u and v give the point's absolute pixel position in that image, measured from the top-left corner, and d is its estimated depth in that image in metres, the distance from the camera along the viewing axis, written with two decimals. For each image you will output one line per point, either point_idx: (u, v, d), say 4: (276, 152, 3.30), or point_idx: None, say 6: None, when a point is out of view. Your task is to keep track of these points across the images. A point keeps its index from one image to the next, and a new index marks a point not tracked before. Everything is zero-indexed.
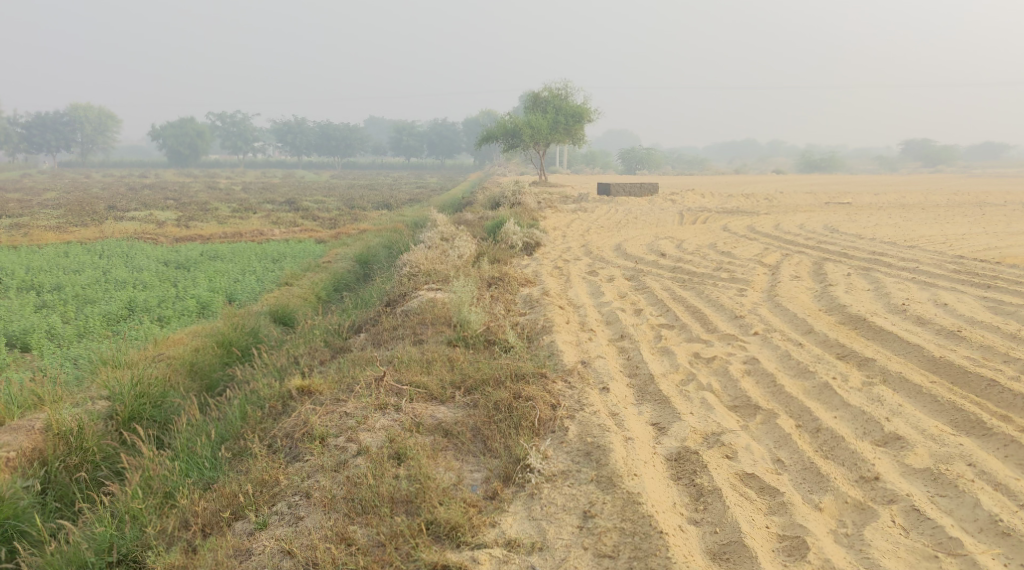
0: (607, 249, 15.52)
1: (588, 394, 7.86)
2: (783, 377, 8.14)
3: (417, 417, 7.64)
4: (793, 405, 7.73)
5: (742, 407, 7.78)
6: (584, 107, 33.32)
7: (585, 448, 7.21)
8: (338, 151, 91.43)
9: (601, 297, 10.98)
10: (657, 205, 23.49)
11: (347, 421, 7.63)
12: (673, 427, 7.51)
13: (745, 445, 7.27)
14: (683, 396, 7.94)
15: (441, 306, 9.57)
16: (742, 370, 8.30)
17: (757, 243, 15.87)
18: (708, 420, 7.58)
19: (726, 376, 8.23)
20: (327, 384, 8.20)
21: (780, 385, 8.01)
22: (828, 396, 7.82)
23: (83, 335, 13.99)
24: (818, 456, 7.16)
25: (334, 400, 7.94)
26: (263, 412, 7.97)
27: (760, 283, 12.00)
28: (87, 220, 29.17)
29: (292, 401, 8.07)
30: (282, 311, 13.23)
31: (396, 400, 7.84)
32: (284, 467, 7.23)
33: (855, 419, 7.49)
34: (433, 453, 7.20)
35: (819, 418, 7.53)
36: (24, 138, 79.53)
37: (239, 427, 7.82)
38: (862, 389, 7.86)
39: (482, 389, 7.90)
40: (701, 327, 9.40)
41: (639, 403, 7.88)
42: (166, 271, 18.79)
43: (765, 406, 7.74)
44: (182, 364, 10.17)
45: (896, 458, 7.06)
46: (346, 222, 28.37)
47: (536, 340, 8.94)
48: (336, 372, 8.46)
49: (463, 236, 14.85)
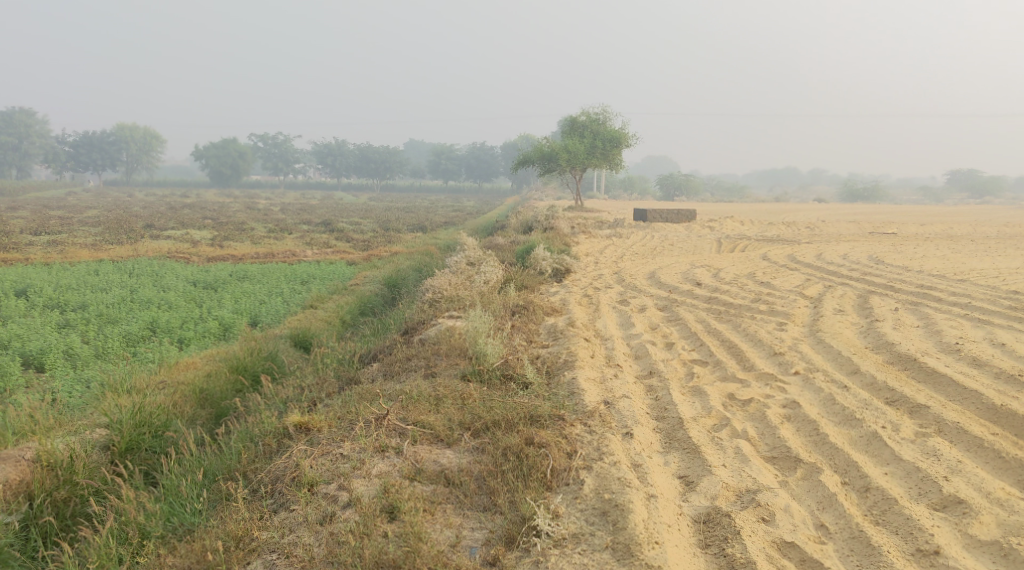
0: (641, 278, 14.93)
1: (608, 439, 7.25)
2: (826, 425, 7.47)
3: (418, 462, 7.11)
4: (839, 458, 7.07)
5: (781, 459, 7.13)
6: (623, 131, 32.78)
7: (602, 507, 6.63)
8: (378, 174, 91.70)
9: (631, 329, 10.37)
10: (694, 232, 22.83)
11: (341, 466, 7.13)
12: (703, 482, 6.89)
13: (784, 506, 6.64)
14: (715, 444, 7.31)
15: (456, 336, 9.02)
16: (780, 416, 7.64)
17: (797, 273, 15.20)
18: (742, 474, 6.95)
19: (763, 422, 7.57)
20: (327, 421, 7.68)
21: (824, 434, 7.35)
22: (878, 448, 7.15)
23: (101, 355, 13.65)
24: (866, 522, 6.51)
25: (331, 440, 7.43)
26: (256, 451, 7.48)
27: (801, 317, 11.34)
28: (123, 238, 29.09)
29: (289, 439, 7.56)
30: (302, 335, 12.78)
31: (397, 442, 7.32)
32: (267, 518, 6.75)
33: (908, 477, 6.82)
34: (431, 508, 6.68)
35: (867, 475, 6.87)
36: (71, 156, 80.77)
37: (230, 466, 7.34)
38: (916, 441, 7.18)
39: (491, 433, 7.33)
40: (736, 364, 8.76)
41: (665, 452, 7.27)
42: (192, 291, 18.48)
43: (806, 459, 7.09)
44: (191, 389, 9.74)
45: (958, 527, 6.41)
46: (379, 244, 28.02)
47: (557, 376, 8.36)
48: (339, 407, 7.95)
49: (491, 261, 14.34)
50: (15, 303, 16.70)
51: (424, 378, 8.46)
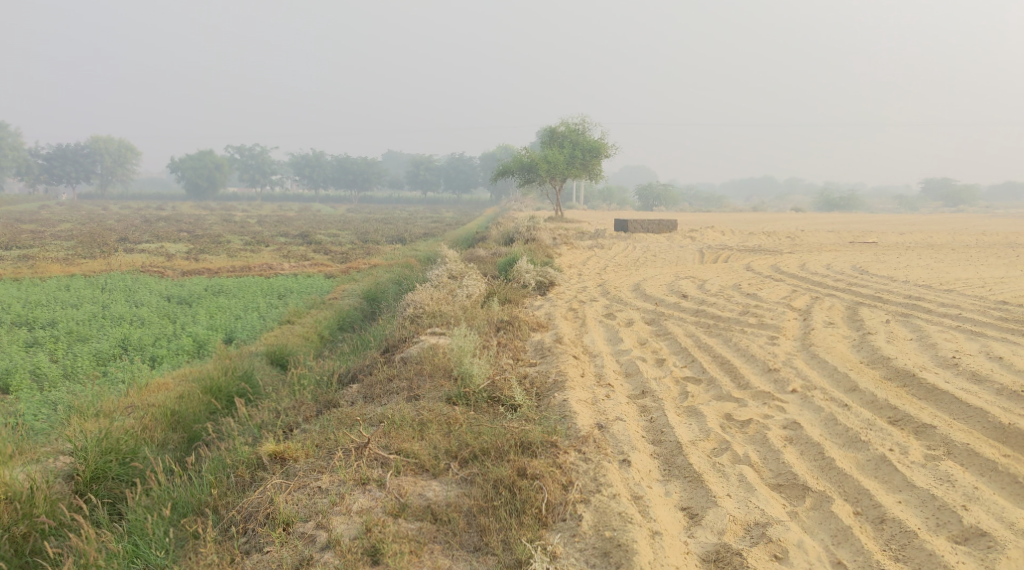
0: (625, 290, 14.63)
1: (605, 467, 6.91)
2: (831, 448, 7.17)
3: (402, 497, 6.74)
4: (849, 486, 6.77)
5: (788, 487, 6.82)
6: (602, 141, 32.54)
7: (603, 546, 6.30)
8: (355, 185, 91.07)
9: (620, 345, 10.04)
10: (676, 243, 22.56)
11: (319, 501, 6.75)
12: (708, 515, 6.57)
13: (797, 542, 6.33)
14: (718, 471, 6.98)
15: (439, 355, 8.64)
16: (783, 438, 7.33)
17: (782, 285, 14.93)
18: (750, 505, 6.63)
19: (765, 445, 7.26)
20: (303, 450, 7.29)
21: (830, 458, 7.05)
22: (888, 474, 6.85)
23: (70, 376, 13.16)
24: (886, 558, 6.22)
25: (309, 472, 7.05)
26: (228, 484, 7.08)
27: (791, 330, 11.07)
28: (96, 253, 28.47)
29: (262, 471, 7.16)
30: (280, 352, 12.37)
31: (379, 474, 6.95)
32: (239, 561, 6.36)
33: (923, 506, 6.54)
34: (417, 549, 6.33)
35: (881, 504, 6.58)
36: (44, 170, 79.58)
37: (200, 500, 6.94)
38: (926, 465, 6.90)
39: (480, 463, 6.98)
40: (730, 381, 8.45)
41: (666, 480, 6.94)
42: (167, 307, 17.99)
43: (814, 487, 6.78)
44: (163, 411, 9.33)
45: (982, 562, 6.14)
46: (358, 257, 27.57)
47: (546, 398, 8.01)
48: (316, 433, 7.55)
49: (473, 274, 13.98)
50: None
51: (407, 401, 8.08)
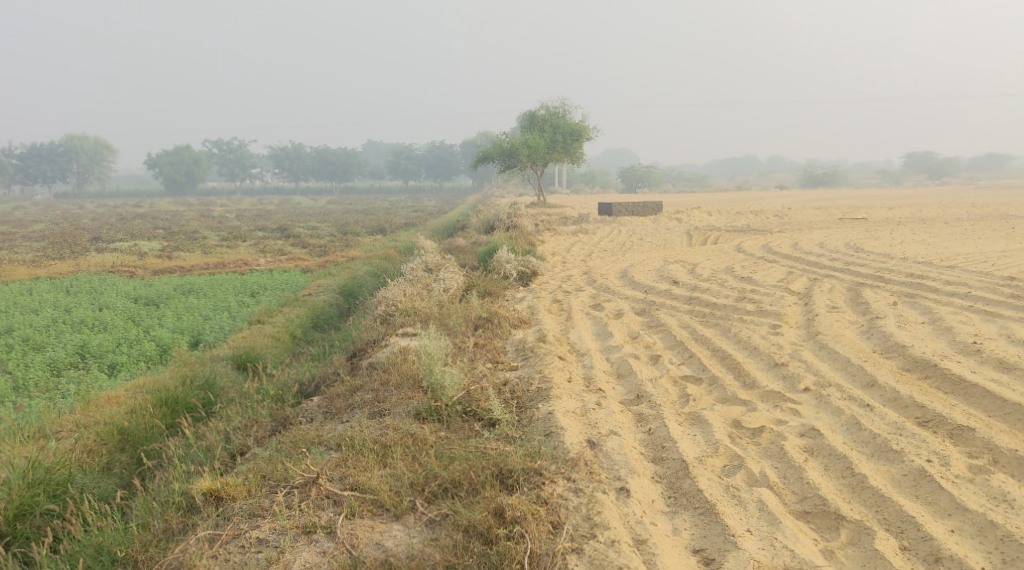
0: (612, 277, 13.77)
1: (599, 501, 6.17)
2: (861, 462, 6.49)
3: (356, 548, 5.98)
4: (889, 513, 6.09)
5: (816, 516, 6.14)
6: (583, 123, 31.59)
7: None
8: (336, 177, 89.60)
9: (609, 340, 9.16)
10: (662, 226, 21.66)
11: (256, 557, 6.00)
12: (732, 558, 5.86)
13: None
14: (734, 498, 6.27)
15: (407, 362, 7.80)
16: (802, 450, 6.64)
17: (777, 266, 14.10)
18: (776, 544, 5.93)
19: (783, 461, 6.56)
20: (243, 487, 6.55)
21: (861, 476, 6.37)
22: (933, 493, 6.19)
23: (20, 389, 12.19)
24: None
25: (248, 517, 6.31)
26: (153, 531, 6.33)
27: (793, 317, 10.22)
28: (65, 254, 27.21)
29: (195, 515, 6.42)
30: (245, 356, 11.43)
31: (330, 518, 6.22)
32: None
33: (979, 535, 5.89)
34: None
35: (931, 536, 5.91)
36: (19, 170, 77.58)
37: (117, 554, 6.19)
38: (973, 480, 6.25)
39: (451, 502, 6.23)
40: (734, 380, 7.67)
41: (671, 512, 6.22)
42: (132, 308, 16.95)
43: (849, 517, 6.10)
44: (109, 428, 8.48)
45: None
46: (336, 250, 26.52)
47: (529, 409, 7.20)
48: (261, 464, 6.79)
49: (451, 267, 13.07)
50: None
51: (372, 417, 7.28)
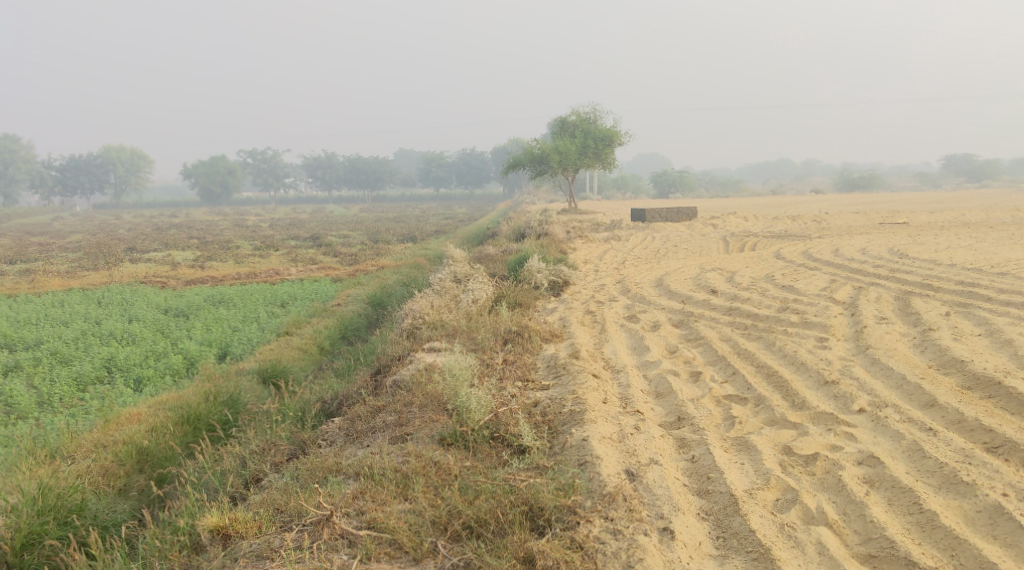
0: (647, 286, 13.30)
1: (641, 546, 5.80)
2: (928, 496, 6.11)
3: None
4: (966, 557, 5.72)
5: (883, 560, 5.76)
6: (616, 130, 31.09)
7: None
8: (368, 186, 89.70)
9: (646, 356, 8.66)
10: (698, 233, 21.11)
11: None
12: None
13: None
14: (792, 540, 5.90)
15: (432, 383, 7.51)
16: (862, 481, 6.28)
17: (819, 274, 13.50)
18: None
19: (842, 494, 6.20)
20: (252, 524, 6.23)
21: (929, 514, 5.98)
22: (1013, 533, 5.80)
23: (45, 405, 11.92)
24: None
25: (256, 559, 5.98)
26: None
27: (840, 330, 9.64)
28: (101, 265, 27.26)
29: (200, 554, 6.14)
30: (271, 371, 11.00)
31: (344, 559, 5.89)
32: None
33: None
34: None
35: None
36: (60, 181, 78.69)
37: None
38: None
39: (476, 544, 5.90)
40: (782, 401, 7.28)
41: (720, 556, 5.84)
42: (162, 321, 16.67)
43: (919, 561, 5.72)
44: (127, 449, 8.19)
45: None
46: (367, 259, 26.23)
47: (561, 435, 6.85)
48: (274, 495, 6.52)
49: (480, 277, 12.67)
50: None
51: (394, 442, 7.00)
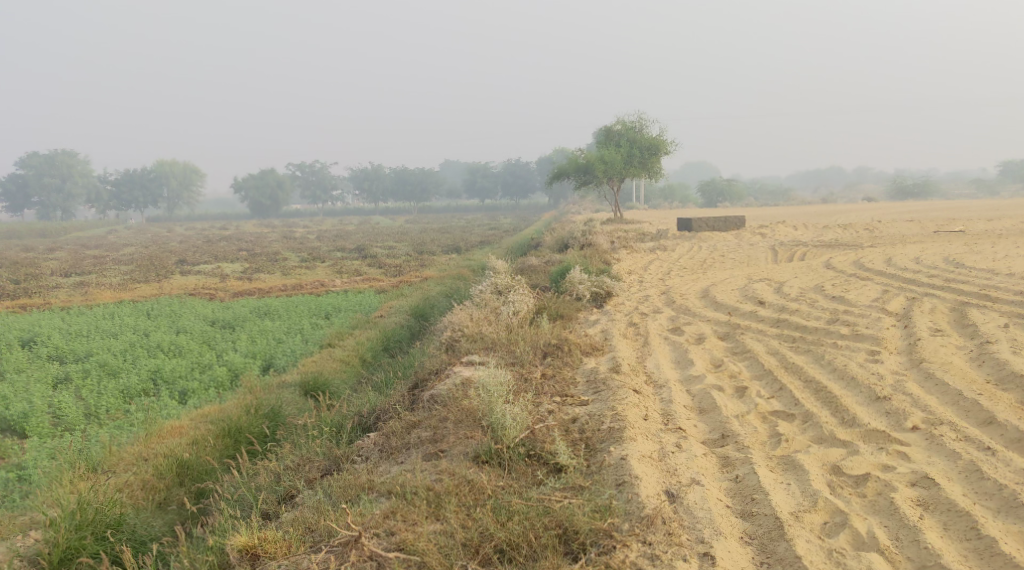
0: (693, 297, 13.10)
1: None
2: (986, 520, 6.00)
3: None
4: None
5: None
6: (661, 138, 30.77)
7: None
8: (415, 197, 90.07)
9: (690, 369, 8.50)
10: (745, 242, 20.77)
11: None
12: None
13: None
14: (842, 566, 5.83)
15: (467, 399, 7.48)
16: (916, 504, 6.17)
17: (871, 284, 13.18)
18: None
19: (894, 517, 6.10)
20: (282, 544, 6.22)
21: (988, 540, 5.87)
22: None
23: (92, 416, 11.99)
24: None
25: None
26: None
27: (893, 341, 9.37)
28: (151, 277, 27.59)
29: None
30: (312, 383, 10.97)
31: None
32: None
33: None
34: None
35: None
36: (114, 196, 80.09)
37: None
38: None
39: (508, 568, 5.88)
40: (831, 417, 7.12)
41: None
42: (208, 332, 16.73)
43: None
44: (167, 462, 8.18)
45: None
46: (412, 270, 26.23)
47: (599, 454, 6.81)
48: (306, 514, 6.50)
49: (522, 288, 12.57)
50: (17, 354, 14.79)
51: (428, 459, 7.01)
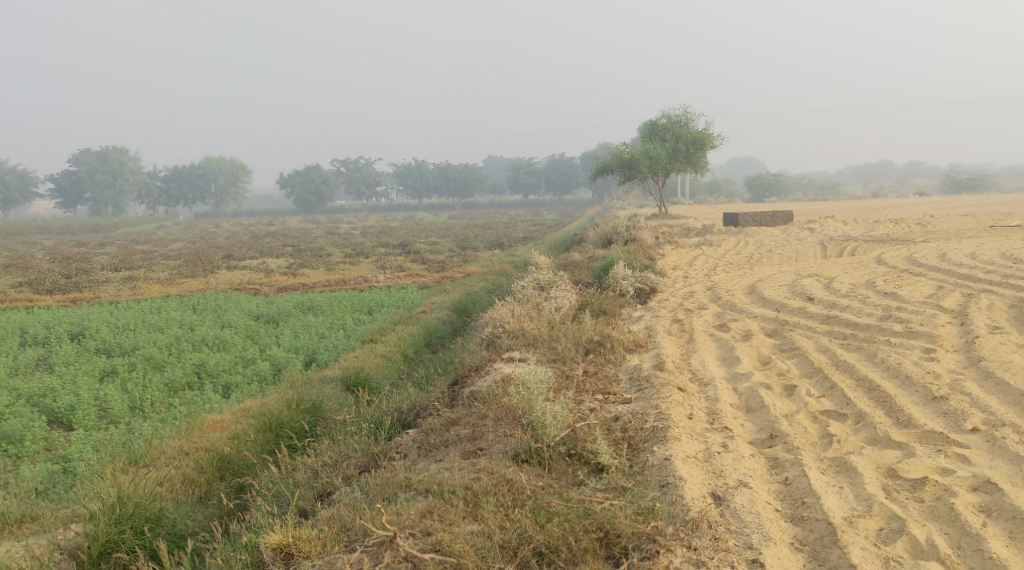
0: (739, 293, 12.81)
1: None
2: None
3: None
4: None
5: None
6: (707, 132, 30.35)
7: None
8: (458, 192, 90.16)
9: (736, 366, 8.27)
10: (793, 237, 20.35)
11: None
12: None
13: None
14: None
15: (506, 396, 7.37)
16: (978, 511, 5.91)
17: (924, 281, 12.79)
18: None
19: (954, 524, 5.85)
20: (317, 544, 6.13)
21: None
22: None
23: (137, 409, 12.04)
24: None
25: None
26: None
27: (950, 339, 9.04)
28: (198, 272, 27.83)
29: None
30: (354, 378, 10.91)
31: None
32: None
33: None
34: None
35: None
36: (164, 192, 81.25)
37: None
38: None
39: None
40: (885, 417, 6.86)
41: None
42: (252, 327, 16.78)
43: None
44: (208, 456, 8.16)
45: None
46: (455, 266, 26.15)
47: (642, 453, 6.66)
48: (343, 512, 6.41)
49: (564, 284, 12.39)
50: (66, 347, 14.96)
51: (467, 457, 6.91)
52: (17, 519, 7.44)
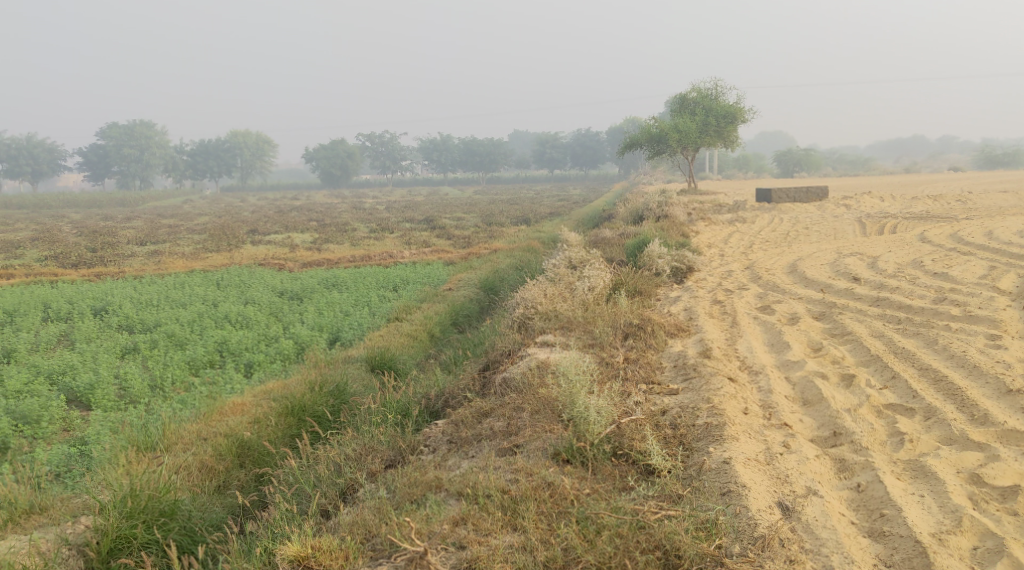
0: (780, 273, 12.24)
1: None
2: None
3: None
4: None
5: None
6: (739, 106, 29.55)
7: None
8: (483, 167, 89.34)
9: (787, 352, 7.78)
10: (830, 213, 19.64)
11: None
12: None
13: None
14: None
15: (545, 387, 6.94)
16: None
17: (975, 260, 12.18)
18: None
19: None
20: (340, 553, 5.74)
21: None
22: None
23: (156, 388, 11.64)
24: None
25: None
26: None
27: (1013, 323, 8.49)
28: (222, 247, 27.38)
29: None
30: (379, 358, 10.44)
31: None
32: None
33: None
34: None
35: None
36: (190, 165, 80.95)
37: None
38: None
39: None
40: (959, 414, 6.43)
41: None
42: (276, 304, 16.33)
43: None
44: (227, 443, 7.75)
45: None
46: (481, 242, 25.60)
47: (696, 455, 6.23)
48: (367, 516, 6.02)
49: (598, 262, 11.86)
50: (87, 323, 14.60)
51: (502, 455, 6.50)
52: (25, 510, 7.07)
